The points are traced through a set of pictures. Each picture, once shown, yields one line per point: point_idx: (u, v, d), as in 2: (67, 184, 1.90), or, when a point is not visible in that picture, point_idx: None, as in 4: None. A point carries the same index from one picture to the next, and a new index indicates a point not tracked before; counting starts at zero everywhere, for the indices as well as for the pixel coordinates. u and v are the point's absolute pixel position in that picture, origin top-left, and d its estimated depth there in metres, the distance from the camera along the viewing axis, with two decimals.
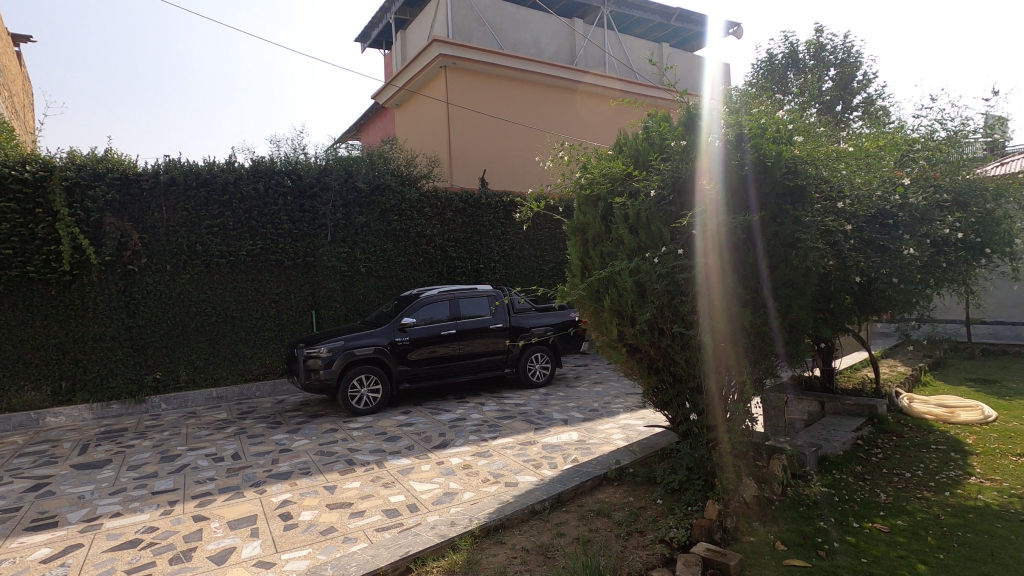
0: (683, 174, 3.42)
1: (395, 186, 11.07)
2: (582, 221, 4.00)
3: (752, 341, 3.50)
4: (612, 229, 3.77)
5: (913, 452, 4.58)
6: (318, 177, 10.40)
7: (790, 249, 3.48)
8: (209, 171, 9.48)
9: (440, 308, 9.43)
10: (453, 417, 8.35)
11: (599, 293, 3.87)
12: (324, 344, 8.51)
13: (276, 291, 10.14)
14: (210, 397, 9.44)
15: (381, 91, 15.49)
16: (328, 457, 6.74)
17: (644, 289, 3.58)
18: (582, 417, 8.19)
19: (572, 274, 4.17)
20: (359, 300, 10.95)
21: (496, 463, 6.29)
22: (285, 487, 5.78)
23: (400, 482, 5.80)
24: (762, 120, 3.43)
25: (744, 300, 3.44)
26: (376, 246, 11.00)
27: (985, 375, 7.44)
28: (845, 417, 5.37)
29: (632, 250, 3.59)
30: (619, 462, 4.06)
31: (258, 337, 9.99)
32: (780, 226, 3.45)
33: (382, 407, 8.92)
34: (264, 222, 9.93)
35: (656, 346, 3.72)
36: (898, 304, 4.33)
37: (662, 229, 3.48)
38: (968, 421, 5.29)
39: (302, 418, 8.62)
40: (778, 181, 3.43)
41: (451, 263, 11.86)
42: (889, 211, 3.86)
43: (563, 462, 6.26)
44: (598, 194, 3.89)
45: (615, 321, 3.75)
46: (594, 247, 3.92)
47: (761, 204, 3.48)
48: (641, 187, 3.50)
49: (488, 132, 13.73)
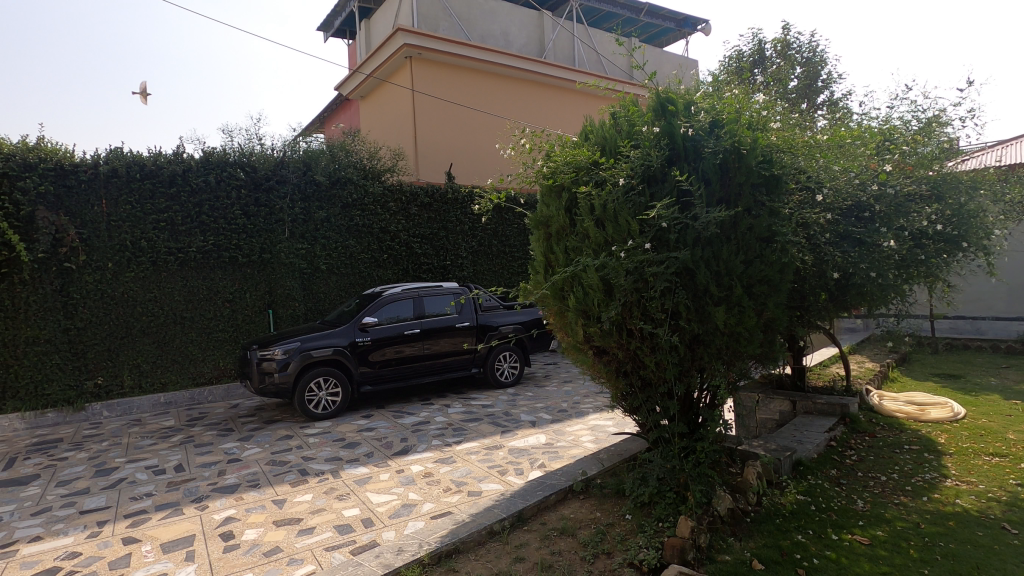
0: (653, 163, 3.13)
1: (357, 179, 10.61)
2: (546, 214, 3.71)
3: (724, 342, 3.27)
4: (577, 222, 3.47)
5: (887, 454, 4.45)
6: (275, 170, 9.90)
7: (764, 244, 3.26)
8: (155, 163, 8.89)
9: (404, 307, 9.06)
10: (416, 421, 8.00)
11: (563, 292, 3.58)
12: (279, 346, 8.05)
13: (230, 290, 9.58)
14: (158, 403, 8.88)
15: (345, 82, 14.96)
16: (281, 467, 6.32)
17: (610, 287, 3.30)
18: (551, 418, 7.92)
19: (535, 270, 3.87)
20: (320, 298, 10.46)
21: (459, 470, 5.97)
22: (229, 503, 5.35)
23: (355, 494, 5.42)
24: (734, 105, 3.19)
25: (718, 299, 3.20)
26: (338, 242, 10.52)
27: (949, 371, 7.47)
28: (817, 417, 5.23)
29: (598, 245, 3.30)
30: (585, 471, 3.77)
31: (211, 339, 9.43)
32: (756, 219, 3.22)
33: (342, 411, 8.51)
34: (217, 217, 9.39)
35: (624, 349, 3.44)
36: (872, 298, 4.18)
37: (629, 220, 3.17)
38: (938, 419, 5.21)
39: (256, 424, 8.14)
40: (754, 169, 3.18)
41: (417, 260, 11.46)
42: (865, 203, 3.71)
43: (530, 467, 5.99)
44: (561, 183, 3.58)
45: (580, 322, 3.46)
46: (558, 241, 3.63)
47: (736, 196, 3.21)
48: (606, 175, 3.19)
49: (456, 125, 13.35)
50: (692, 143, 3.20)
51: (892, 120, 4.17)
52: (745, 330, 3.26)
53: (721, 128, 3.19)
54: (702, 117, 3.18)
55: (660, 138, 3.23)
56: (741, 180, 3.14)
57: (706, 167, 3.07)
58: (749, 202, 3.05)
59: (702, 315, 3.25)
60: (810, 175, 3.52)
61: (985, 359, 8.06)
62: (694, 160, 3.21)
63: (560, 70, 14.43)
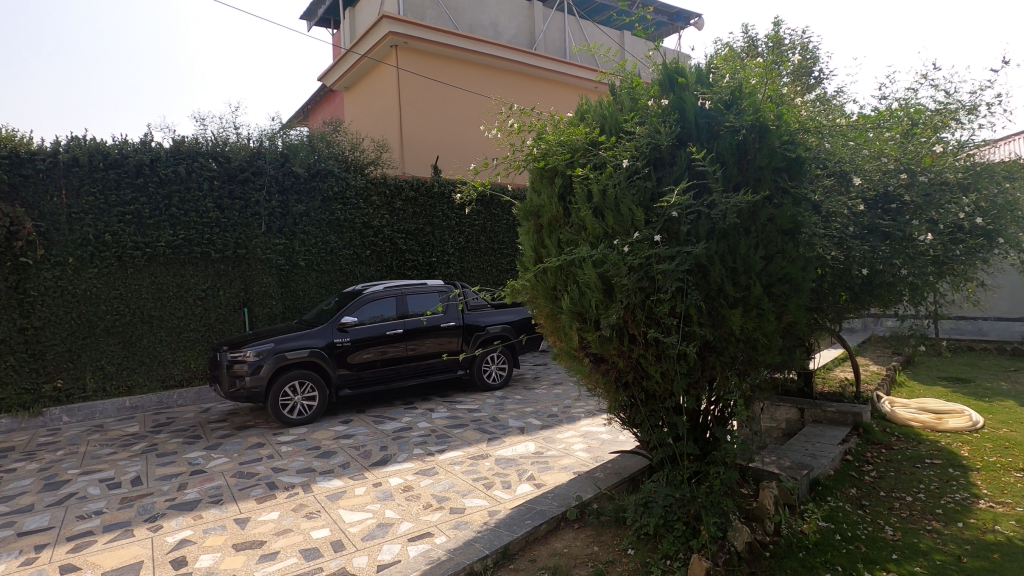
0: (662, 141, 2.69)
1: (337, 171, 10.10)
2: (537, 203, 3.27)
3: (740, 349, 2.86)
4: (572, 211, 3.04)
5: (909, 470, 4.06)
6: (250, 161, 9.35)
7: (786, 237, 2.84)
8: (120, 151, 8.32)
9: (386, 306, 8.57)
10: (398, 427, 7.54)
11: (556, 291, 3.14)
12: (251, 347, 7.54)
13: (202, 287, 9.02)
14: (123, 408, 8.31)
15: (329, 72, 14.43)
16: (248, 480, 5.81)
17: (611, 287, 2.86)
18: (540, 424, 7.48)
19: (524, 266, 3.43)
20: (298, 296, 9.92)
21: (441, 483, 5.52)
22: (186, 522, 4.85)
23: (327, 512, 4.94)
24: (754, 77, 2.77)
25: (734, 300, 2.78)
26: (318, 237, 9.99)
27: (957, 374, 7.14)
28: (828, 427, 4.83)
29: (597, 237, 2.86)
30: (579, 494, 3.33)
31: (181, 339, 8.87)
32: (778, 209, 2.81)
33: (319, 416, 8.01)
34: (187, 210, 8.80)
35: (625, 357, 3.02)
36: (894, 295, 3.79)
37: (633, 208, 2.73)
38: (957, 428, 4.84)
39: (227, 431, 7.63)
40: (775, 150, 2.75)
41: (401, 256, 10.96)
42: (893, 192, 3.32)
43: (519, 480, 5.55)
44: (555, 167, 3.15)
45: (575, 326, 3.03)
46: (550, 233, 3.20)
47: (756, 181, 2.77)
48: (607, 156, 2.76)
49: (443, 117, 12.85)
50: (706, 120, 2.77)
51: (920, 101, 3.74)
52: (764, 336, 2.84)
53: (740, 103, 2.75)
54: (718, 89, 2.74)
55: (668, 113, 2.80)
56: (762, 163, 2.71)
57: (724, 146, 2.64)
58: (774, 187, 2.62)
59: (715, 318, 2.82)
60: (833, 159, 3.12)
61: (991, 362, 7.76)
62: (708, 140, 2.78)
63: (550, 62, 13.98)
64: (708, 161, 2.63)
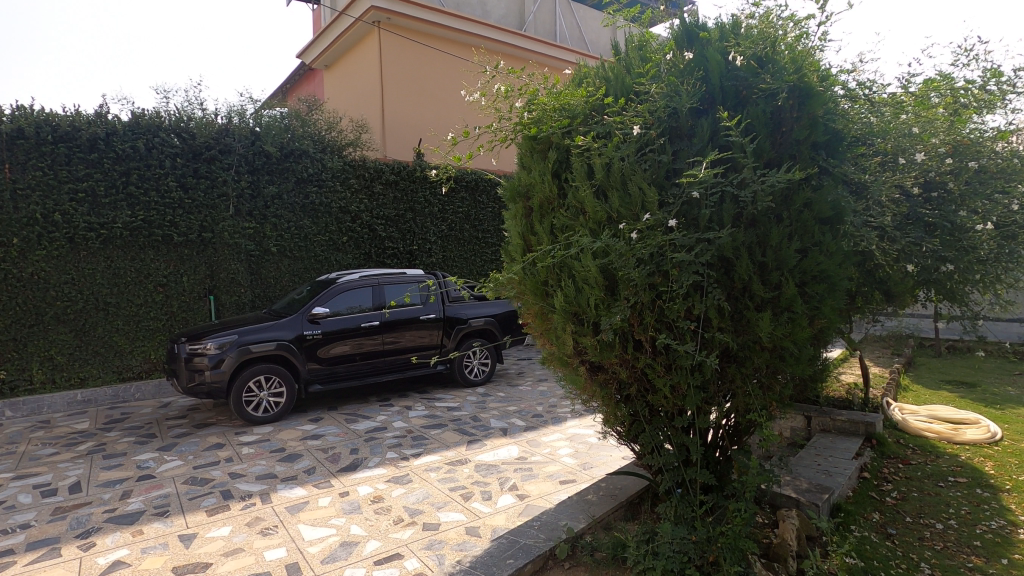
0: (682, 104, 2.19)
1: (312, 151, 9.41)
2: (526, 181, 2.77)
3: (765, 359, 2.39)
4: (568, 190, 2.55)
5: (933, 490, 3.66)
6: (218, 138, 8.65)
7: (825, 227, 2.36)
8: (71, 123, 7.57)
9: (361, 296, 8.03)
10: (371, 427, 7.02)
11: (547, 286, 2.66)
12: (212, 339, 6.95)
13: (163, 273, 8.33)
14: (74, 402, 7.64)
15: (308, 48, 13.67)
16: (200, 487, 5.25)
17: (614, 282, 2.38)
18: (524, 425, 7.01)
19: (511, 257, 2.93)
20: (269, 284, 9.28)
21: (415, 493, 5.02)
22: (123, 539, 4.29)
23: (284, 527, 4.42)
24: (792, 30, 2.28)
25: (761, 301, 2.31)
26: (291, 221, 9.35)
27: (961, 378, 6.81)
28: (839, 438, 4.37)
29: (598, 222, 2.37)
30: (570, 525, 2.84)
31: (140, 328, 8.22)
32: (815, 192, 2.33)
33: (287, 414, 7.45)
34: (148, 189, 8.08)
35: (628, 366, 2.54)
36: (927, 294, 3.37)
37: (643, 187, 2.24)
38: (976, 440, 4.46)
39: (185, 429, 7.03)
40: (815, 121, 2.26)
41: (381, 243, 10.36)
42: (936, 179, 2.88)
43: (500, 490, 5.08)
44: (549, 137, 2.65)
45: (570, 328, 2.55)
46: (541, 217, 2.71)
47: (792, 157, 2.28)
48: (613, 123, 2.27)
49: (427, 99, 12.20)
50: (733, 81, 2.27)
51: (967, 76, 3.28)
52: (794, 344, 2.37)
53: (774, 62, 2.26)
54: (750, 43, 2.24)
55: (687, 73, 2.31)
56: (801, 135, 2.22)
57: (757, 111, 2.15)
58: (819, 163, 2.13)
59: (737, 323, 2.35)
60: (875, 137, 2.65)
61: (994, 366, 7.45)
62: (735, 106, 2.29)
63: (540, 45, 13.33)
64: (737, 130, 2.14)
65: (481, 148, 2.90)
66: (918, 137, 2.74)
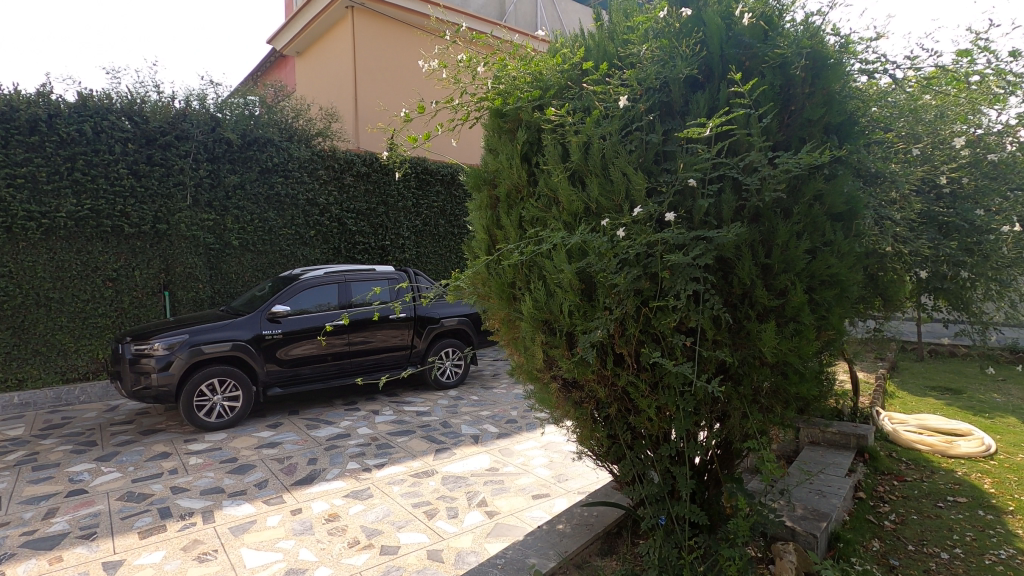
0: (677, 71, 1.82)
1: (278, 140, 8.85)
2: (492, 166, 2.40)
3: (767, 377, 2.06)
4: (540, 177, 2.18)
5: (932, 512, 3.39)
6: (175, 123, 8.02)
7: (839, 224, 2.03)
8: (8, 102, 6.88)
9: (326, 293, 7.55)
10: (334, 434, 6.58)
11: (514, 288, 2.29)
12: (160, 339, 6.42)
13: (113, 266, 7.70)
14: (9, 405, 7.01)
15: (279, 34, 13.06)
16: (136, 505, 4.75)
17: (593, 287, 2.02)
18: (497, 432, 6.62)
19: (475, 254, 2.56)
20: (230, 279, 8.68)
21: (375, 510, 4.61)
22: (37, 568, 3.79)
23: (224, 552, 3.97)
24: None
25: (764, 310, 1.96)
26: (255, 213, 8.76)
27: (946, 384, 6.64)
28: (830, 451, 4.03)
29: (574, 215, 2.01)
30: (537, 565, 2.47)
31: (86, 326, 7.58)
32: (829, 183, 1.99)
33: (243, 419, 6.96)
34: (96, 176, 7.40)
35: (607, 384, 2.18)
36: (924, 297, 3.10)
37: (628, 173, 1.86)
38: (971, 453, 4.23)
39: (131, 436, 6.50)
40: (832, 98, 1.91)
41: (351, 238, 9.85)
42: (951, 173, 2.57)
43: (468, 506, 4.69)
44: (518, 111, 2.25)
45: (540, 338, 2.19)
46: (508, 209, 2.33)
47: (800, 141, 1.93)
48: (595, 91, 1.88)
49: (402, 87, 11.69)
50: (736, 49, 1.91)
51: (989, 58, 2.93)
52: (799, 361, 2.03)
53: (785, 28, 1.92)
54: (758, 0, 1.88)
55: (684, 35, 1.94)
56: (817, 113, 1.86)
57: (771, 80, 1.78)
58: (840, 146, 1.79)
59: (735, 335, 2.01)
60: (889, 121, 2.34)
61: (977, 371, 7.32)
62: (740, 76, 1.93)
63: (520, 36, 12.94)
64: (747, 102, 1.77)
65: (441, 127, 2.47)
66: (938, 123, 2.46)
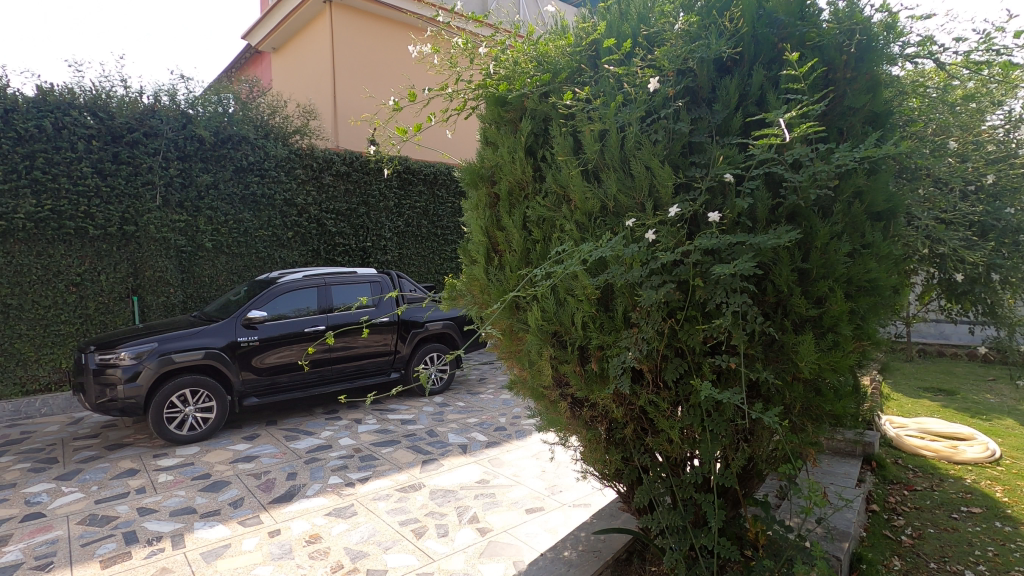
0: (711, 52, 1.60)
1: (253, 137, 8.46)
2: (492, 162, 2.17)
3: (802, 395, 1.86)
4: (547, 173, 1.95)
5: (949, 525, 3.23)
6: (143, 119, 7.60)
7: (879, 223, 1.83)
8: None
9: (306, 297, 7.22)
10: (314, 445, 6.26)
11: (519, 298, 2.07)
12: (127, 348, 6.02)
13: (77, 270, 7.22)
14: None
15: (254, 30, 12.63)
16: (98, 529, 4.39)
17: (611, 295, 1.81)
18: (486, 440, 6.38)
19: (472, 259, 2.32)
20: (203, 283, 8.25)
21: (359, 529, 4.33)
22: None
23: None
24: None
25: (801, 320, 1.76)
26: (230, 213, 8.35)
27: (939, 385, 6.59)
28: (839, 460, 3.88)
29: (589, 217, 1.79)
30: None
31: (47, 334, 7.11)
32: (870, 180, 1.79)
33: (217, 431, 6.60)
34: (58, 174, 6.93)
35: (624, 403, 1.97)
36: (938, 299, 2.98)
37: (652, 167, 1.65)
38: (977, 459, 4.12)
39: (96, 451, 6.10)
40: (875, 83, 1.72)
41: (331, 240, 9.52)
42: (977, 170, 2.42)
43: (458, 522, 4.43)
44: (524, 98, 2.01)
45: (549, 353, 1.96)
46: (510, 209, 2.10)
47: (838, 132, 1.74)
48: (621, 71, 1.65)
49: (383, 84, 11.37)
50: (771, 28, 1.70)
51: None
52: (836, 377, 1.83)
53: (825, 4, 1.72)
54: None
55: (719, 10, 1.72)
56: (861, 100, 1.67)
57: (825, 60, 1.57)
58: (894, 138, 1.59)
59: (768, 349, 1.81)
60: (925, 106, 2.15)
61: (967, 372, 7.30)
62: (775, 58, 1.72)
63: None
64: (800, 84, 1.55)
65: (434, 117, 2.22)
66: (982, 110, 2.28)
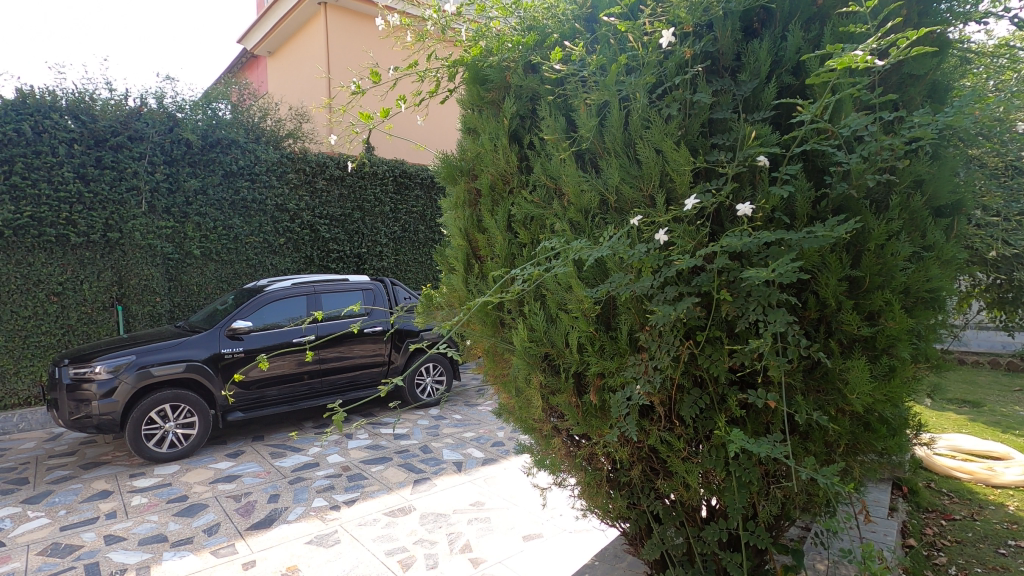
0: None
1: (243, 141, 8.15)
2: (472, 152, 1.84)
3: (850, 432, 1.50)
4: (535, 163, 1.61)
5: (997, 563, 2.86)
6: (128, 122, 7.26)
7: (942, 219, 1.49)
8: None
9: (294, 305, 6.89)
10: (301, 463, 5.91)
11: (503, 314, 1.73)
12: (103, 361, 5.69)
13: (58, 279, 6.89)
14: None
15: (249, 34, 12.39)
16: (59, 561, 4.04)
17: (612, 310, 1.48)
18: (482, 457, 6.02)
19: (451, 267, 1.97)
20: (191, 291, 7.91)
21: (341, 560, 3.97)
22: None
23: None
24: None
25: (850, 340, 1.42)
26: (219, 219, 8.02)
27: (963, 396, 6.21)
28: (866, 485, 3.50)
29: (586, 215, 1.46)
30: None
31: (25, 347, 6.76)
32: (935, 165, 1.44)
33: (200, 448, 6.25)
34: (37, 179, 6.58)
35: (630, 441, 1.62)
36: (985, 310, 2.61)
37: (665, 150, 1.32)
38: (1018, 483, 3.74)
39: (70, 470, 5.76)
40: (939, 44, 1.40)
41: (324, 246, 9.19)
42: None
43: (449, 551, 4.07)
44: (506, 71, 1.69)
45: (539, 381, 1.62)
46: (493, 206, 1.77)
47: (894, 107, 1.40)
48: (624, 26, 1.31)
49: None
50: None
51: None
52: (892, 410, 1.48)
53: None
54: None
55: None
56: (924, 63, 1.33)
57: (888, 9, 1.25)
58: (974, 108, 1.27)
59: (808, 377, 1.46)
60: (966, 82, 1.85)
61: (991, 381, 6.92)
62: (816, 14, 1.38)
63: None
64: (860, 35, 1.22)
65: (404, 101, 1.89)
66: None
